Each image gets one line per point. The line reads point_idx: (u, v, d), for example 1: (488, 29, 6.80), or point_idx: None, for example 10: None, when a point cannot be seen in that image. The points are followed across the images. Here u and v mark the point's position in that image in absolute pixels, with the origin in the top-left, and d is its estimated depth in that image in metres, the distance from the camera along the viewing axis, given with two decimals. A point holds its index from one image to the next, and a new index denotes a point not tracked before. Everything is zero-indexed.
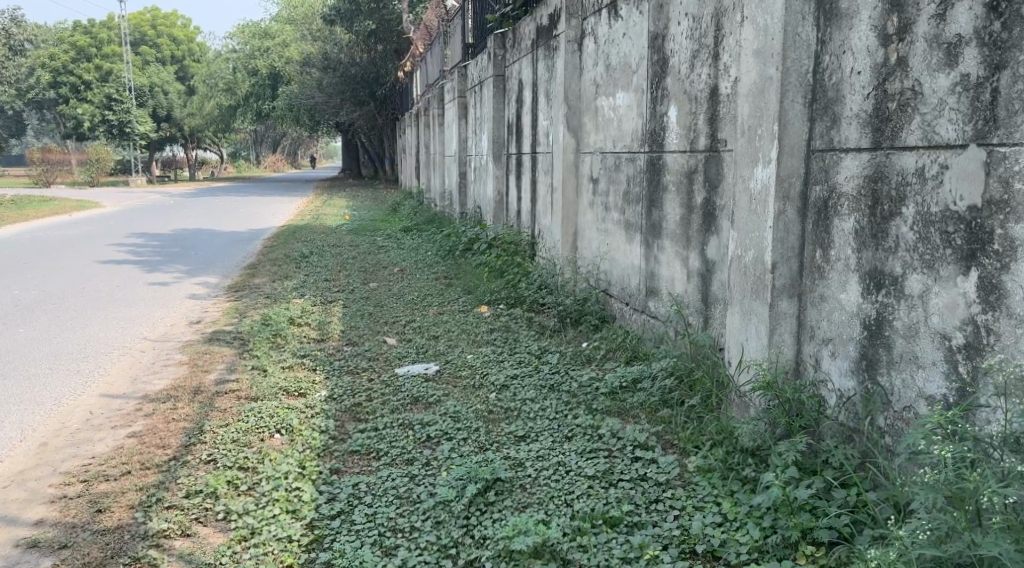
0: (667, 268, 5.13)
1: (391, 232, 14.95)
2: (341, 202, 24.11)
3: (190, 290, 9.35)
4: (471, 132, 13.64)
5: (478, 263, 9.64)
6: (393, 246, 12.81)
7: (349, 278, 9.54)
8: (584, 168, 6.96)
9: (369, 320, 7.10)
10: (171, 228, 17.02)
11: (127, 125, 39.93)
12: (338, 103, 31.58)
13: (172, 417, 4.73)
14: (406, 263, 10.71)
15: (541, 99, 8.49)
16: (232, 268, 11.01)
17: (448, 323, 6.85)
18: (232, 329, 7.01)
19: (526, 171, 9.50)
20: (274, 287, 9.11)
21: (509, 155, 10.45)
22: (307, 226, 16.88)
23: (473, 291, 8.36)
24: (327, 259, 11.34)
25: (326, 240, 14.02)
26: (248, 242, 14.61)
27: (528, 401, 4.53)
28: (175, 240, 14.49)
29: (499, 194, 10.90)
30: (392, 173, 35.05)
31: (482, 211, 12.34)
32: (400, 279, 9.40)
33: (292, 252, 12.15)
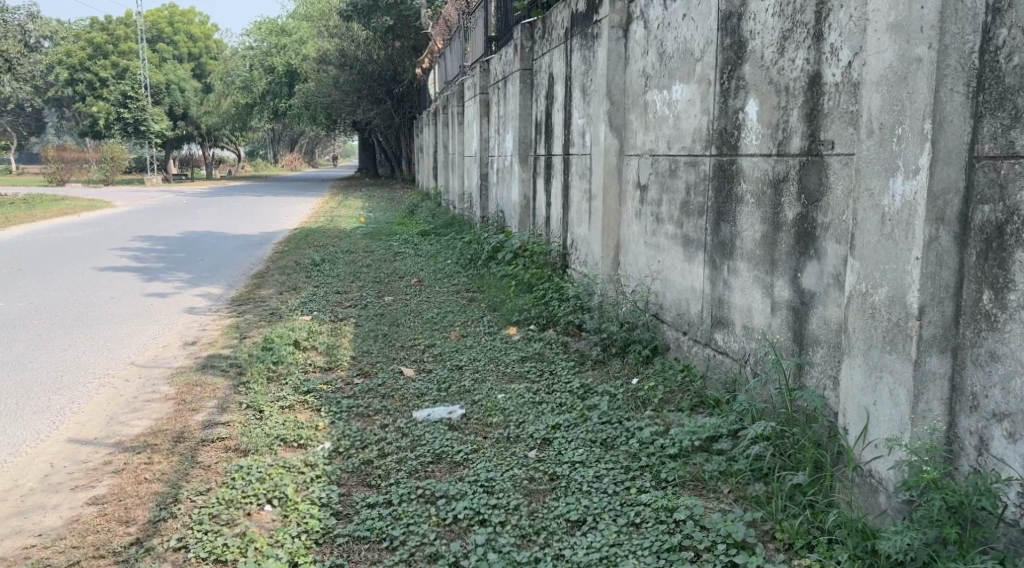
0: (740, 296, 4.24)
1: (408, 236, 14.11)
2: (356, 203, 23.35)
3: (190, 303, 8.54)
4: (494, 131, 12.76)
5: (502, 276, 8.76)
6: (409, 252, 11.96)
7: (363, 290, 8.70)
8: (629, 173, 6.06)
9: (384, 345, 6.23)
10: (179, 230, 16.26)
11: (143, 123, 39.44)
12: (354, 102, 30.78)
13: (142, 477, 3.88)
14: (424, 273, 9.86)
15: (576, 94, 7.58)
16: (236, 277, 10.19)
17: (472, 348, 5.97)
18: (229, 353, 6.16)
19: (556, 173, 8.60)
20: (280, 301, 8.28)
21: (537, 156, 9.56)
22: (319, 229, 16.05)
23: (499, 308, 7.48)
24: (338, 267, 10.50)
25: (340, 245, 13.19)
26: (257, 246, 13.80)
27: (577, 462, 3.64)
28: (181, 244, 13.71)
29: (524, 199, 10.00)
30: (409, 172, 34.27)
31: (506, 216, 11.45)
32: (420, 292, 8.54)
33: (302, 259, 11.33)
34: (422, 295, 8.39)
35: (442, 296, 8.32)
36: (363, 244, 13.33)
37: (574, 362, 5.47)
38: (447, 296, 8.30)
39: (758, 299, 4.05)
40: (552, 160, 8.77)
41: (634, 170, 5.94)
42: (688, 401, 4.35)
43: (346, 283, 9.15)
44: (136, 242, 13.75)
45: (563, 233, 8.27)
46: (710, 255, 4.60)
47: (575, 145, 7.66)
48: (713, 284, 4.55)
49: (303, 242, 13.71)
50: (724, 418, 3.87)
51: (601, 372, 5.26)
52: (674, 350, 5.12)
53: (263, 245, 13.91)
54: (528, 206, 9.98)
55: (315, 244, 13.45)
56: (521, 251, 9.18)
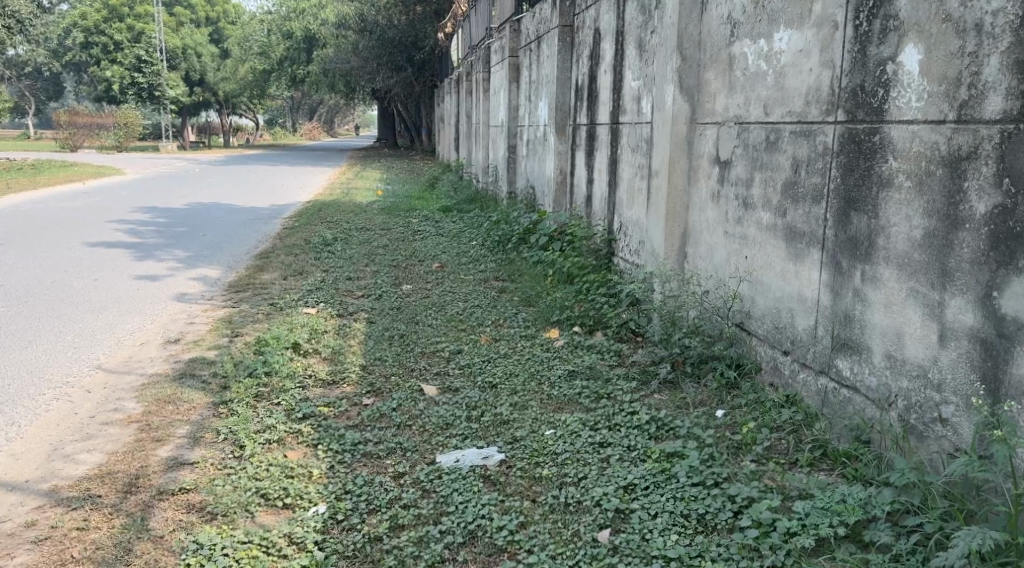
0: (880, 315, 3.16)
1: (429, 212, 13.01)
2: (374, 174, 22.25)
3: (184, 289, 7.49)
4: (524, 98, 11.57)
5: (537, 267, 7.64)
6: (429, 232, 10.86)
7: (379, 278, 7.61)
8: (702, 145, 4.91)
9: (401, 352, 5.16)
10: (185, 201, 15.23)
11: (158, 88, 38.40)
12: (374, 68, 29.50)
13: (67, 557, 2.84)
14: (447, 256, 8.77)
15: (631, 52, 6.40)
16: (239, 257, 9.15)
17: (509, 358, 4.89)
18: (215, 358, 5.11)
19: (600, 145, 7.44)
20: (284, 288, 7.22)
21: (575, 126, 8.39)
22: (333, 203, 14.97)
23: (535, 304, 6.39)
24: (351, 248, 9.43)
25: (355, 221, 12.11)
26: (267, 221, 12.75)
27: (672, 560, 2.61)
28: (185, 218, 12.68)
29: (560, 176, 8.84)
30: (429, 143, 33.11)
31: (537, 193, 10.32)
32: (445, 281, 7.45)
33: (313, 237, 10.28)
34: (446, 285, 7.29)
35: (469, 286, 7.23)
36: (381, 220, 12.24)
37: (636, 381, 4.38)
38: (475, 286, 7.21)
39: (913, 321, 2.96)
40: (596, 130, 7.61)
41: (710, 143, 4.80)
42: (804, 453, 3.28)
43: (361, 269, 8.07)
44: (137, 214, 12.73)
45: (608, 216, 7.13)
46: (829, 256, 3.50)
47: (628, 113, 6.50)
48: (834, 295, 3.46)
49: (315, 218, 12.64)
50: (870, 493, 2.79)
51: (673, 396, 4.17)
52: (768, 374, 4.02)
53: (273, 220, 12.86)
54: (564, 184, 8.84)
55: (329, 220, 12.37)
56: (559, 237, 8.05)
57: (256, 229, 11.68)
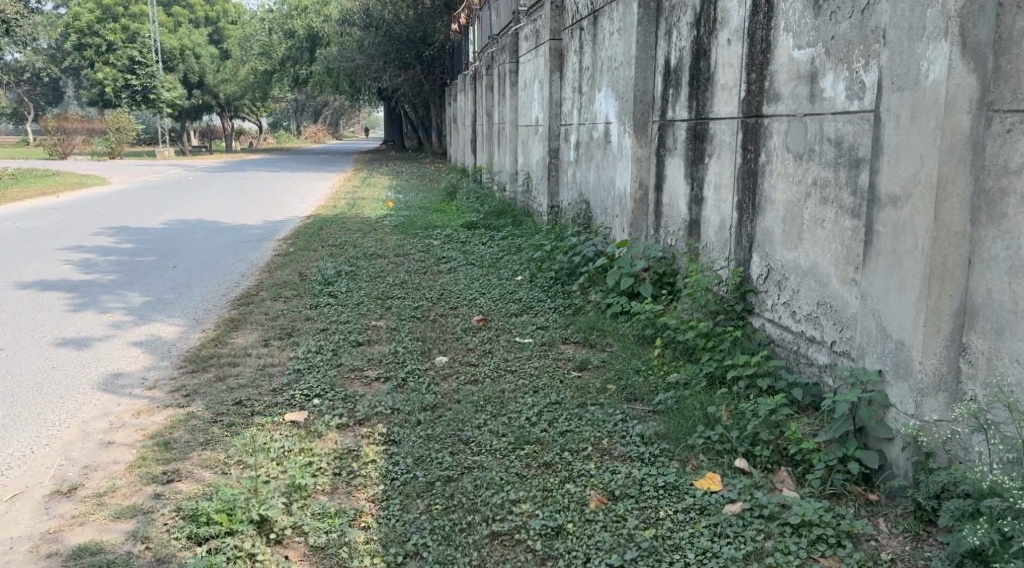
0: None
1: (453, 231, 10.74)
2: (381, 182, 20.00)
3: (123, 364, 5.21)
4: (570, 91, 9.30)
5: (624, 327, 5.34)
6: (455, 261, 8.58)
7: (401, 344, 5.32)
8: (1016, 153, 2.72)
9: (450, 532, 2.89)
10: (164, 220, 12.95)
11: (152, 91, 36.18)
12: (380, 66, 27.21)
13: None
14: (489, 303, 6.47)
15: (792, 4, 4.15)
16: (214, 304, 6.89)
17: (660, 560, 2.70)
18: (122, 552, 2.83)
19: (716, 149, 5.13)
20: (263, 366, 4.92)
21: (663, 123, 6.12)
22: (336, 219, 12.65)
23: (650, 403, 4.09)
24: (360, 287, 7.16)
25: (365, 245, 9.79)
26: (256, 244, 10.48)
27: None
28: (157, 242, 10.41)
29: (639, 191, 6.47)
30: (440, 146, 30.90)
31: (596, 213, 7.95)
32: (496, 349, 5.17)
33: (311, 272, 8.01)
34: (500, 357, 4.99)
35: (533, 359, 4.94)
36: (396, 243, 9.94)
37: None
38: (542, 360, 4.91)
39: None
40: (706, 127, 5.28)
41: None
42: None
43: (372, 327, 5.78)
44: (99, 239, 10.45)
45: (737, 253, 4.82)
46: None
47: (788, 100, 4.22)
48: None
49: (314, 240, 10.36)
50: None
51: None
52: None
53: (265, 242, 10.60)
54: (646, 205, 6.46)
55: (332, 243, 10.07)
56: (651, 280, 5.77)
57: (242, 257, 9.43)
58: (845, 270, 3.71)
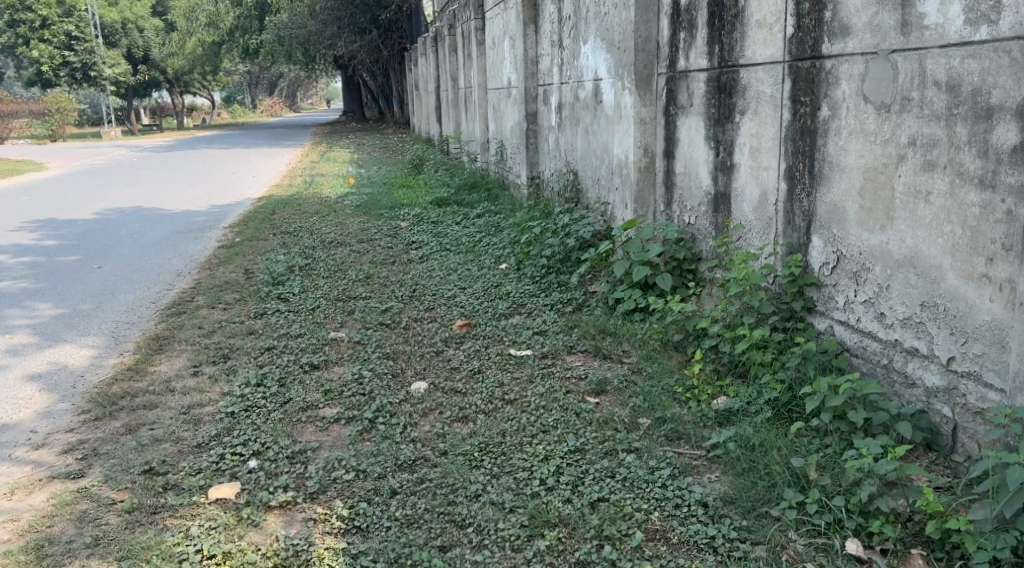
0: None
1: (422, 210, 9.62)
2: (339, 155, 18.72)
3: (12, 409, 4.09)
4: (548, 45, 8.16)
5: (642, 329, 4.33)
6: (426, 248, 7.48)
7: (367, 365, 4.27)
8: None
9: None
10: (97, 210, 11.62)
11: (92, 68, 34.06)
12: (334, 32, 25.63)
13: None
14: (472, 300, 5.41)
15: None
16: (142, 316, 5.74)
17: None
18: None
19: (752, 104, 4.09)
20: (188, 407, 3.83)
21: (672, 74, 5.06)
22: (291, 201, 11.44)
23: (701, 444, 3.10)
24: (316, 287, 6.05)
25: (323, 231, 8.64)
26: (200, 234, 9.28)
27: None
28: (84, 237, 9.16)
29: (644, 158, 5.42)
30: (401, 115, 29.52)
31: (588, 186, 6.92)
32: (485, 364, 4.14)
33: (259, 268, 6.87)
34: (493, 377, 3.96)
35: (534, 378, 3.92)
36: (359, 228, 8.80)
37: None
38: (545, 379, 3.90)
39: None
40: (735, 76, 4.23)
41: None
42: None
43: (331, 341, 4.70)
44: (16, 236, 9.15)
45: (787, 235, 3.81)
46: None
47: (863, 33, 3.17)
48: None
49: (265, 228, 9.19)
50: None
51: None
52: None
53: (209, 232, 9.38)
54: (653, 175, 5.41)
55: (285, 230, 8.89)
56: (667, 268, 4.76)
57: (181, 251, 8.26)
58: (968, 261, 2.73)
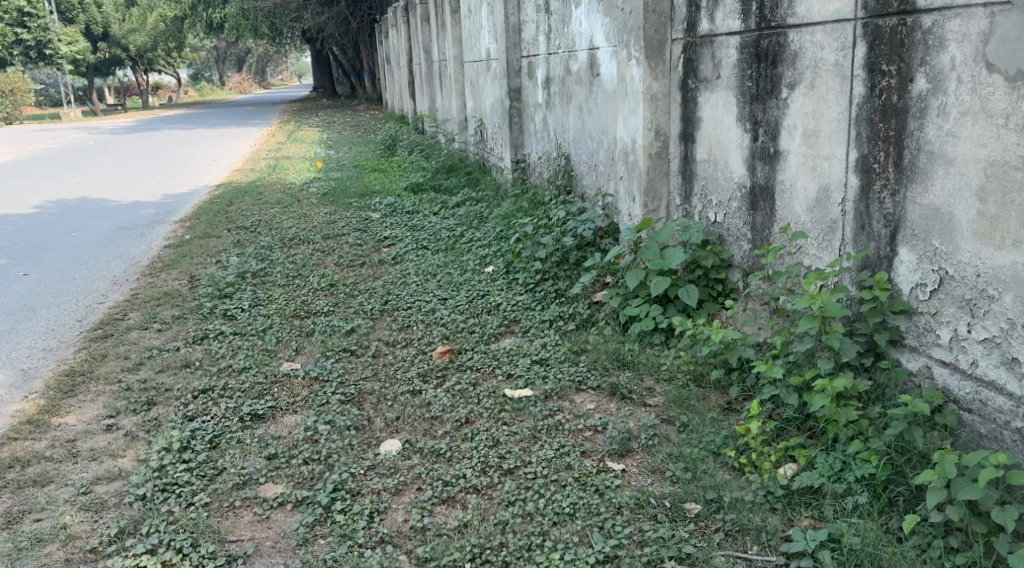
0: None
1: (395, 199, 8.72)
2: (307, 135, 17.69)
3: None
4: (533, 11, 7.23)
5: (668, 360, 3.50)
6: (399, 246, 6.58)
7: (326, 414, 3.40)
8: None
9: None
10: (36, 203, 10.51)
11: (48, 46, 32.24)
12: (301, 4, 24.39)
13: None
14: (455, 316, 4.55)
15: None
16: (60, 341, 4.79)
17: None
18: None
19: (806, 75, 3.24)
20: (92, 484, 2.94)
21: (691, 40, 4.18)
22: (252, 188, 10.44)
23: (773, 547, 2.32)
24: (270, 300, 5.14)
25: (285, 226, 7.70)
26: (146, 231, 8.29)
27: None
28: (15, 237, 8.13)
29: (656, 142, 4.51)
30: (372, 90, 28.45)
31: (586, 173, 6.08)
32: (474, 411, 3.28)
33: (206, 275, 5.93)
34: (485, 430, 3.11)
35: (538, 433, 3.06)
36: (325, 222, 7.87)
37: None
38: (552, 435, 3.05)
39: None
40: (780, 41, 3.37)
41: None
42: None
43: (282, 376, 3.82)
44: None
45: (860, 243, 2.98)
46: None
47: None
48: None
49: (220, 222, 8.22)
50: None
51: None
52: None
53: (157, 228, 8.38)
54: (667, 161, 4.54)
55: (242, 225, 7.94)
56: (691, 277, 3.92)
57: (123, 252, 7.29)
58: None
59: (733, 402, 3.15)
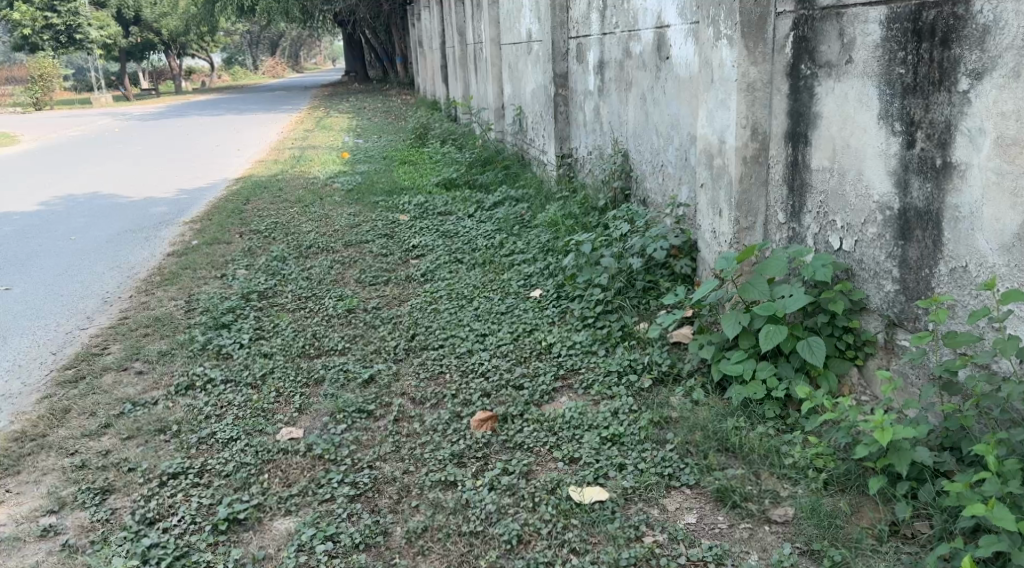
0: None
1: (426, 199, 7.85)
2: (336, 122, 16.87)
3: None
4: None
5: (794, 448, 2.57)
6: (429, 260, 5.69)
7: (328, 520, 2.55)
8: None
9: None
10: (44, 199, 9.80)
11: (78, 31, 31.71)
12: None
13: None
14: (497, 361, 3.64)
15: None
16: (22, 387, 4.00)
17: None
18: None
19: (1004, 59, 2.35)
20: None
21: (808, 11, 3.23)
22: (272, 183, 9.63)
23: None
24: (275, 333, 4.30)
25: (303, 231, 6.86)
26: (153, 235, 7.51)
27: None
28: (8, 242, 7.40)
29: (753, 142, 3.57)
30: (404, 75, 27.59)
31: (651, 174, 5.13)
32: (528, 525, 2.41)
33: (207, 296, 5.11)
34: (544, 566, 2.27)
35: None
36: (348, 226, 7.02)
37: None
38: None
39: None
40: (957, 12, 2.46)
41: None
42: None
43: (277, 454, 2.96)
44: None
45: None
46: None
47: None
48: None
49: (233, 224, 7.41)
50: None
51: None
52: None
53: (165, 231, 7.60)
54: (765, 166, 3.58)
55: (255, 228, 7.12)
56: (811, 325, 2.98)
57: (120, 262, 6.50)
58: None
59: (899, 524, 2.26)
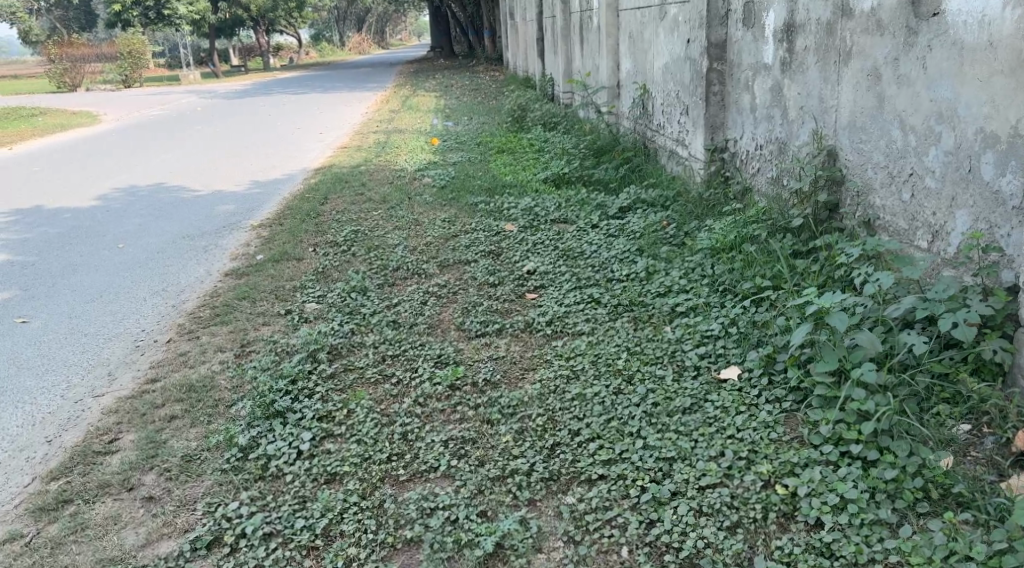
0: None
1: (537, 200, 6.39)
2: (422, 102, 15.55)
3: None
4: None
5: None
6: (554, 299, 4.22)
7: None
8: None
9: None
10: (104, 192, 8.74)
11: (166, 7, 31.19)
12: None
13: None
14: (707, 528, 2.21)
15: None
16: None
17: None
18: None
19: None
20: None
21: None
22: (353, 176, 8.34)
23: None
24: (349, 431, 2.93)
25: (389, 245, 5.46)
26: (214, 243, 6.29)
27: None
28: (49, 251, 6.29)
29: None
30: (491, 50, 26.13)
31: (886, 189, 3.57)
32: None
33: (263, 351, 3.79)
34: None
35: None
36: (444, 240, 5.61)
37: None
38: None
39: None
40: None
41: None
42: None
43: None
44: None
45: None
46: None
47: None
48: None
49: (306, 232, 6.12)
50: None
51: None
52: None
53: (229, 238, 6.38)
54: None
55: (332, 239, 5.80)
56: None
57: (167, 284, 5.23)
58: None
59: None
